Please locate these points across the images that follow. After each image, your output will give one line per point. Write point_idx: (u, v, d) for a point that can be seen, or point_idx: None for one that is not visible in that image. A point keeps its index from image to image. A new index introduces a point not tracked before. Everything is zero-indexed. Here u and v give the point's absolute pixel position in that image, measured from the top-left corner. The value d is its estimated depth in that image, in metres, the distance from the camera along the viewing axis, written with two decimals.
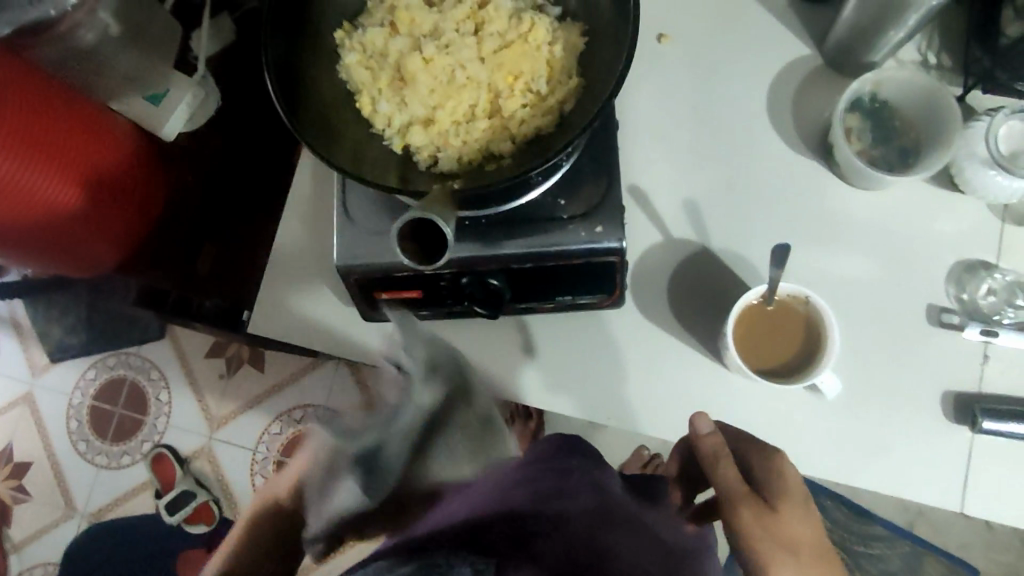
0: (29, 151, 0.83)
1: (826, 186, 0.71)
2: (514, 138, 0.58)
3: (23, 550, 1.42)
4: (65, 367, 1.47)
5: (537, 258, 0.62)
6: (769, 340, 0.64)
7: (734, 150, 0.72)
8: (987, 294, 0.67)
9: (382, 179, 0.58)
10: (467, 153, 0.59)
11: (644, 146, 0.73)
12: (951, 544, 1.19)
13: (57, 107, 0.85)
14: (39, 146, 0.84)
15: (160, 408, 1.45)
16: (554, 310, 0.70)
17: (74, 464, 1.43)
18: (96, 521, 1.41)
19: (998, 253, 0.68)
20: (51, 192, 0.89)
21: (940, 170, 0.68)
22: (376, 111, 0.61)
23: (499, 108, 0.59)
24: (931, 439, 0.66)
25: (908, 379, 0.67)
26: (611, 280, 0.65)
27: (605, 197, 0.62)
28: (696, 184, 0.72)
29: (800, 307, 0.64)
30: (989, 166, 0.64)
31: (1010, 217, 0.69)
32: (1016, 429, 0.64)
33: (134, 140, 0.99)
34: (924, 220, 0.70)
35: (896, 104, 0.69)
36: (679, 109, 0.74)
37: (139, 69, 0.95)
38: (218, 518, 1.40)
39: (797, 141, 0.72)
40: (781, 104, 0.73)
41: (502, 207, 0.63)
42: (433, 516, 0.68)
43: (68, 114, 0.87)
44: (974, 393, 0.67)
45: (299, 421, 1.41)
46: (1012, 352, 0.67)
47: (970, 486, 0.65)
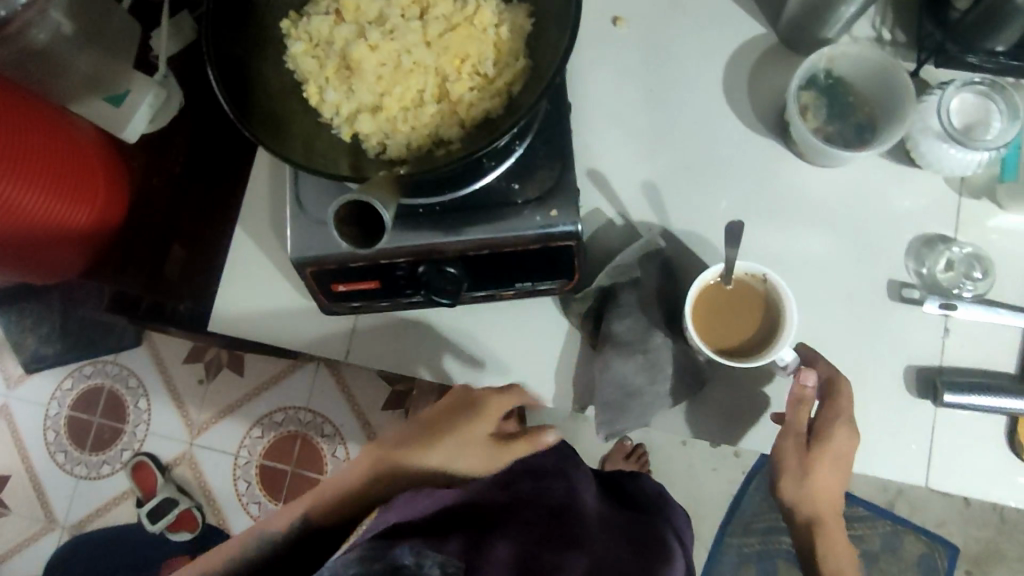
0: None
1: (784, 164, 0.71)
2: (462, 122, 0.58)
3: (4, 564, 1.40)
4: (40, 379, 1.44)
5: (492, 244, 0.62)
6: (727, 320, 0.64)
7: (692, 132, 0.72)
8: (946, 268, 0.67)
9: (332, 169, 0.57)
10: (416, 140, 0.58)
11: (602, 130, 0.73)
12: (930, 522, 1.18)
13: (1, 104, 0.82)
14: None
15: (139, 416, 1.43)
16: (514, 296, 0.70)
17: (53, 475, 1.41)
18: (78, 532, 1.39)
19: (955, 227, 0.69)
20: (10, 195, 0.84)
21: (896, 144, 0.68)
22: (323, 100, 0.60)
23: (447, 93, 0.59)
24: (895, 414, 0.66)
25: (870, 355, 0.67)
26: (569, 265, 0.65)
27: (559, 180, 0.62)
28: (656, 167, 0.72)
29: (759, 286, 0.64)
30: (943, 140, 0.65)
31: (967, 190, 0.69)
32: (979, 401, 0.64)
33: (86, 139, 0.96)
34: (884, 196, 0.70)
35: (850, 80, 0.70)
36: (638, 92, 0.73)
37: (98, 71, 0.93)
38: (201, 525, 1.38)
39: (754, 121, 0.72)
40: (737, 84, 0.73)
41: (454, 193, 0.62)
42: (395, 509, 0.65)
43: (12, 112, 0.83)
44: (935, 367, 0.67)
45: (280, 423, 1.40)
46: (973, 325, 0.67)
47: (935, 460, 0.65)
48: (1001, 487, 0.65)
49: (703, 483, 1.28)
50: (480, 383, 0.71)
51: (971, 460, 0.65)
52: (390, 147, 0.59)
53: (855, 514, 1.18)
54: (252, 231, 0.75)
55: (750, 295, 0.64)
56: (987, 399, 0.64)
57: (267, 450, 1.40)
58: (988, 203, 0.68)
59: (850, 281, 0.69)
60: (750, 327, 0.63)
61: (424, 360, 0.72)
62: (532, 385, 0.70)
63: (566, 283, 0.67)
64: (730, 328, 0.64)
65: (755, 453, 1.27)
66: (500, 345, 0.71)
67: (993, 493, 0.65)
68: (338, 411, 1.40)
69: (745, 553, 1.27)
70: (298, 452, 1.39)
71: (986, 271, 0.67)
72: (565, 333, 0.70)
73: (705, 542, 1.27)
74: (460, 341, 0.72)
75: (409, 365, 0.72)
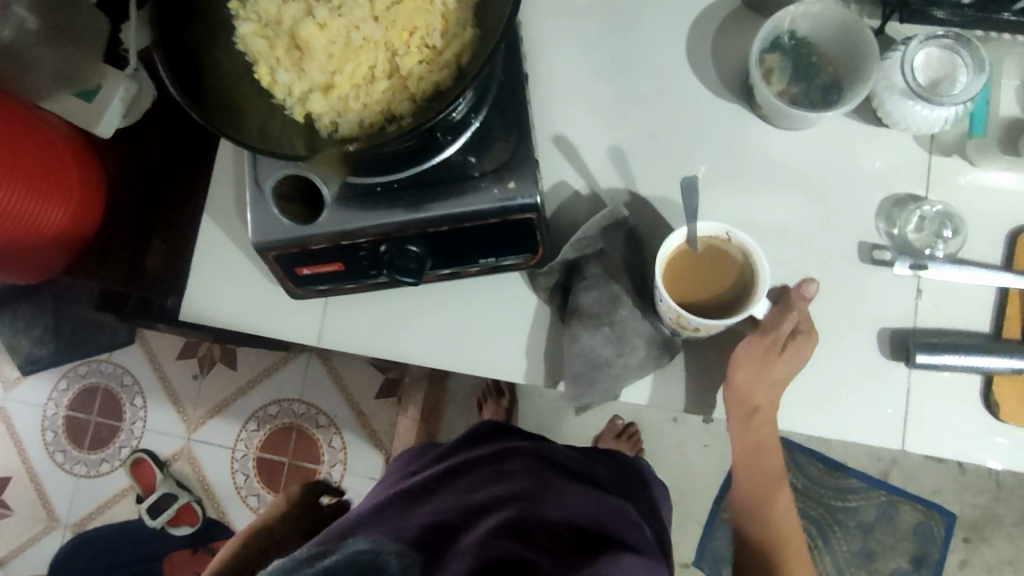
0: None
1: (751, 129, 0.70)
2: (413, 96, 0.57)
3: (11, 563, 1.41)
4: (36, 380, 1.44)
5: (452, 220, 0.61)
6: (699, 285, 0.62)
7: (657, 101, 0.71)
8: (917, 228, 0.66)
9: (285, 149, 0.56)
10: (368, 116, 0.58)
11: (567, 103, 0.71)
12: (925, 490, 1.17)
13: None
14: None
15: (136, 414, 1.43)
16: (480, 273, 0.69)
17: (54, 475, 1.42)
18: (81, 530, 1.41)
19: (926, 186, 0.67)
20: None
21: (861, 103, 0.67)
22: (275, 81, 0.59)
23: (397, 68, 0.58)
24: (870, 378, 0.66)
25: (843, 320, 0.67)
26: (532, 238, 0.64)
27: (516, 152, 0.62)
28: (621, 138, 0.71)
29: (730, 247, 0.62)
30: (908, 97, 0.63)
31: (936, 148, 0.68)
32: (951, 362, 0.63)
33: (60, 135, 0.94)
34: (854, 158, 0.68)
35: (814, 40, 0.68)
36: (601, 63, 0.72)
37: (69, 66, 0.91)
38: (202, 519, 1.39)
39: (718, 86, 0.71)
40: (701, 50, 0.71)
41: (412, 170, 0.61)
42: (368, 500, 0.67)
43: None
44: (908, 328, 0.66)
45: (274, 416, 1.40)
46: (945, 284, 0.66)
47: (911, 423, 0.65)
48: (977, 447, 0.64)
49: (698, 459, 1.27)
50: (451, 362, 0.70)
51: (947, 421, 0.64)
52: (342, 126, 0.58)
53: (851, 486, 1.18)
54: (220, 218, 0.75)
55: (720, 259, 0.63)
56: (961, 358, 0.63)
57: (264, 442, 1.40)
58: (960, 160, 0.67)
59: (822, 245, 0.68)
60: (723, 291, 0.62)
61: (397, 342, 0.71)
62: (504, 361, 0.70)
63: (530, 258, 0.67)
64: (703, 293, 0.62)
65: None
66: (472, 324, 0.70)
67: (970, 454, 0.64)
68: (331, 401, 1.39)
69: None
70: (294, 444, 1.39)
71: (957, 229, 0.66)
72: (535, 310, 0.70)
73: (702, 518, 1.27)
74: (429, 321, 0.71)
75: (382, 348, 0.71)
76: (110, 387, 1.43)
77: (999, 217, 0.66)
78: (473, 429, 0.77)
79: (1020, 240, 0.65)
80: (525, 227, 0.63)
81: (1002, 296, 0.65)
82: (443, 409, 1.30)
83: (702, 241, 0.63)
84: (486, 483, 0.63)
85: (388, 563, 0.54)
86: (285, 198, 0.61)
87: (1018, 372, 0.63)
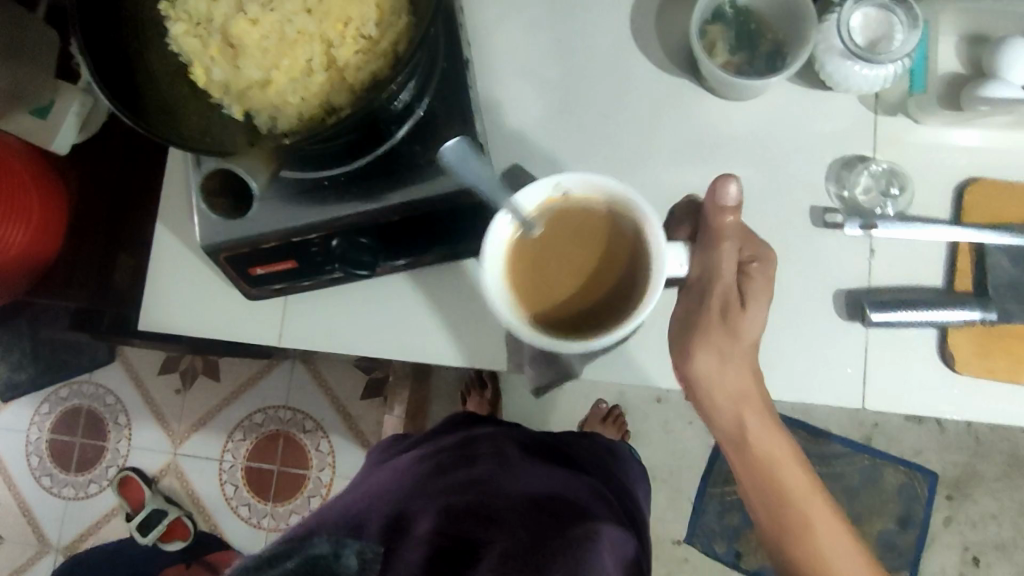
0: None
1: (698, 102, 0.70)
2: (352, 87, 0.57)
3: None
4: (17, 406, 1.42)
5: (401, 210, 0.61)
6: (558, 267, 0.54)
7: (603, 79, 0.71)
8: (865, 188, 0.67)
9: (225, 148, 0.56)
10: (308, 110, 0.57)
11: (514, 87, 0.71)
12: (908, 452, 1.18)
13: None
14: None
15: (120, 432, 1.41)
16: (437, 261, 0.69)
17: (41, 500, 1.40)
18: (73, 553, 1.39)
19: (873, 146, 0.68)
20: None
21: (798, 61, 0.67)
22: (211, 81, 0.58)
23: (334, 60, 0.57)
24: (830, 340, 0.66)
25: (799, 285, 0.67)
26: (483, 223, 0.64)
27: (461, 138, 0.61)
28: (571, 118, 0.71)
29: (563, 203, 0.54)
30: (848, 58, 0.64)
31: (881, 108, 0.68)
32: (906, 318, 0.64)
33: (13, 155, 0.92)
34: (801, 123, 0.69)
35: (754, 7, 0.68)
36: (546, 44, 0.72)
37: (26, 84, 0.85)
38: (194, 532, 1.38)
39: (663, 60, 0.71)
40: (644, 25, 0.71)
41: (358, 162, 0.61)
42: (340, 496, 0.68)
43: None
44: (863, 288, 0.66)
45: (260, 424, 1.39)
46: (897, 242, 0.67)
47: (872, 382, 0.65)
48: (937, 400, 0.65)
49: (683, 436, 1.28)
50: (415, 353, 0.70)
51: (905, 377, 0.65)
52: (281, 121, 0.58)
53: (833, 452, 1.18)
54: (177, 225, 0.74)
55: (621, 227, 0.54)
56: (914, 314, 0.63)
57: (251, 451, 1.39)
58: (904, 119, 0.68)
59: (777, 212, 0.68)
60: (622, 256, 0.53)
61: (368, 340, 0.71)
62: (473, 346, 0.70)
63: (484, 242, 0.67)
64: (581, 277, 0.53)
65: None
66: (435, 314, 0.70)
67: (929, 408, 0.65)
68: (316, 405, 1.39)
69: (729, 501, 1.28)
70: (281, 451, 1.39)
71: (902, 187, 0.67)
72: None
73: (692, 495, 1.28)
74: (390, 313, 0.71)
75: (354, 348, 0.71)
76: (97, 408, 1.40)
77: (945, 172, 0.67)
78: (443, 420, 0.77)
79: (966, 194, 0.66)
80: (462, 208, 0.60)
81: (953, 250, 0.66)
82: (426, 405, 1.29)
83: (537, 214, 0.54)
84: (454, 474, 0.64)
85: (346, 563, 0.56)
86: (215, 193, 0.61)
87: (971, 323, 0.63)
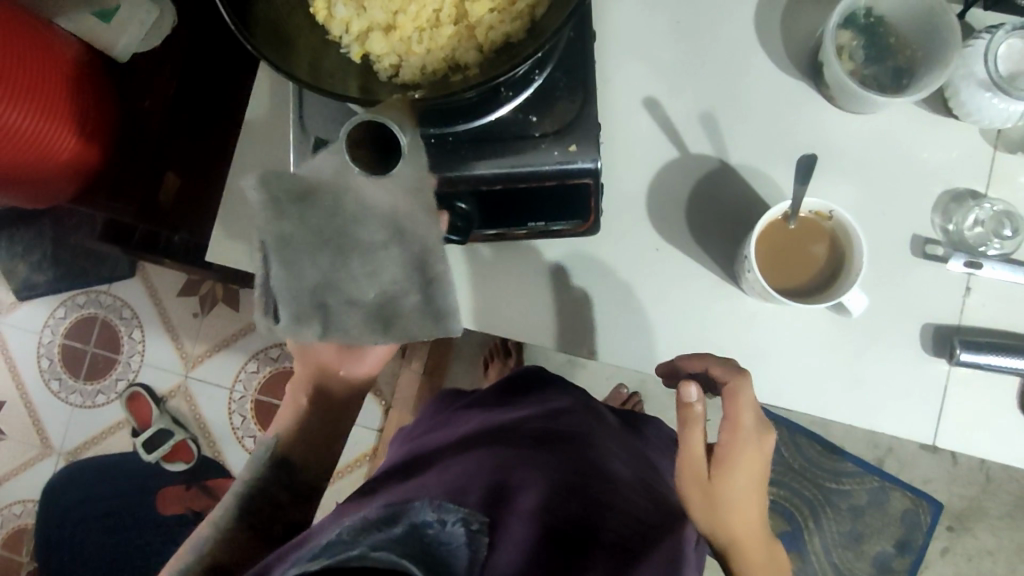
0: (20, 94, 0.79)
1: (816, 110, 0.67)
2: (481, 45, 0.54)
3: (18, 476, 1.39)
4: (35, 306, 1.40)
5: (508, 180, 0.59)
6: (791, 242, 0.62)
7: (719, 67, 0.68)
8: (974, 225, 0.65)
9: (344, 90, 0.52)
10: (432, 63, 0.55)
11: (623, 65, 0.68)
12: None
13: (49, 44, 0.82)
14: (32, 92, 0.80)
15: (133, 347, 1.40)
16: (525, 236, 0.66)
17: (49, 403, 1.40)
18: (74, 459, 1.38)
19: (987, 183, 0.66)
20: (42, 133, 0.84)
21: (934, 91, 0.64)
22: (332, 17, 0.56)
23: (465, 14, 0.55)
24: (911, 372, 0.66)
25: (889, 314, 0.66)
26: (584, 202, 0.63)
27: (580, 113, 0.59)
28: (680, 103, 0.68)
29: (825, 226, 0.62)
30: (986, 88, 0.62)
31: (1002, 143, 0.66)
32: (994, 361, 0.63)
33: (81, 62, 0.89)
34: (917, 147, 0.66)
35: (891, 21, 0.65)
36: (666, 23, 0.68)
37: None
38: (195, 456, 1.37)
39: (786, 61, 0.68)
40: (770, 21, 0.68)
41: (472, 125, 0.58)
42: (472, 465, 0.63)
43: (36, 53, 0.80)
44: (952, 326, 0.65)
45: (276, 359, 1.37)
46: (994, 284, 0.65)
47: (945, 418, 0.65)
48: (1015, 448, 0.65)
49: None
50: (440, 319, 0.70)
51: (977, 421, 0.65)
52: (403, 71, 0.55)
53: (847, 471, 1.35)
54: (242, 161, 0.71)
55: (654, 189, 0.68)
56: (1001, 360, 0.63)
57: (263, 385, 1.37)
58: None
59: (872, 235, 0.66)
60: (810, 265, 0.62)
61: (508, 318, 0.68)
62: (595, 331, 0.68)
63: (581, 223, 0.65)
64: (784, 262, 0.62)
65: None
66: (487, 268, 0.68)
67: (1004, 454, 0.65)
68: None
69: None
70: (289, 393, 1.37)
71: (1016, 228, 0.65)
72: (571, 274, 0.68)
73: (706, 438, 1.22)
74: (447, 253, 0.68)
75: (464, 305, 0.69)
76: (179, 282, 1.40)
77: None
78: (538, 458, 0.63)
79: None
80: (590, 154, 0.59)
81: None
82: (447, 367, 1.36)
83: (817, 217, 0.62)
84: (483, 415, 0.77)
85: (455, 516, 0.54)
86: (358, 145, 0.46)
87: None
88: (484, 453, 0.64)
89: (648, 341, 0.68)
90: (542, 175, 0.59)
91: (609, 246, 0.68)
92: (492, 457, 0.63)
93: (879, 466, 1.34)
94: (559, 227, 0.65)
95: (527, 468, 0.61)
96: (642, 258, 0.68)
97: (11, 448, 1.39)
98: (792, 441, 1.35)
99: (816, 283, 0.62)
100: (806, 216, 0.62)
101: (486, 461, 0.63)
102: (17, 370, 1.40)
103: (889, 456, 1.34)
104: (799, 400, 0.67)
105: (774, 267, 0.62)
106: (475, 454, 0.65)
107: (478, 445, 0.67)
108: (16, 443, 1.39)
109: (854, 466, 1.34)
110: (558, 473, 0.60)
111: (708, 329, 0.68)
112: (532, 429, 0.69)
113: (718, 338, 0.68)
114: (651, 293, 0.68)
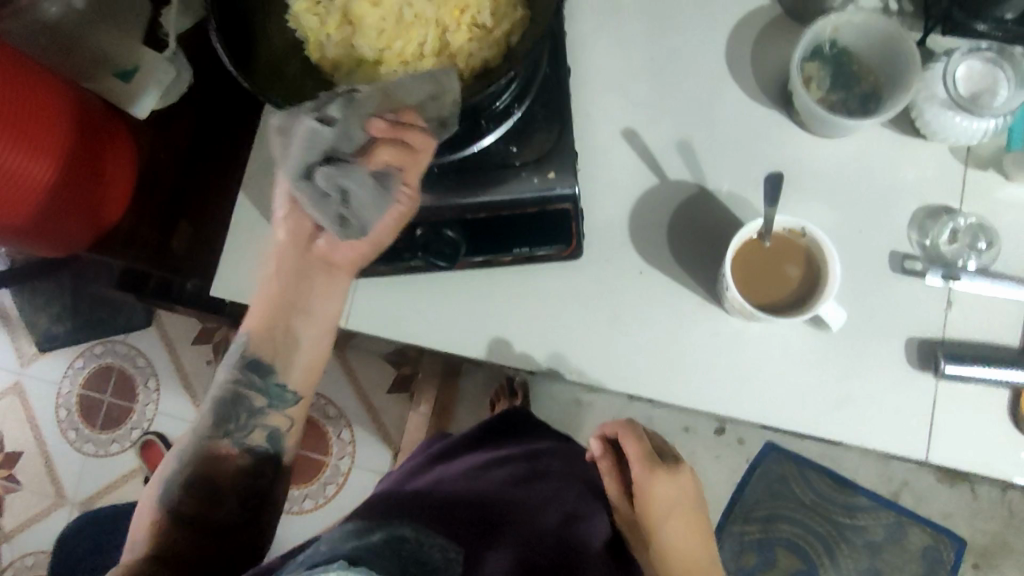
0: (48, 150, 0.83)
1: (789, 136, 0.70)
2: (462, 74, 0.58)
3: (31, 527, 1.40)
4: (54, 357, 1.44)
5: (491, 207, 0.62)
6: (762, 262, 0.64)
7: (694, 100, 0.71)
8: (950, 240, 0.67)
9: None
10: None
11: (603, 100, 0.72)
12: None
13: (76, 103, 0.88)
14: (59, 148, 0.85)
15: (148, 395, 1.43)
16: (510, 263, 0.69)
17: (65, 452, 1.42)
18: (87, 508, 1.40)
19: (960, 198, 0.68)
20: (65, 185, 0.89)
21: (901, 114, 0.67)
22: (323, 56, 0.60)
23: (446, 46, 0.59)
24: (899, 387, 0.66)
25: (872, 330, 0.67)
26: (567, 227, 0.66)
27: (558, 143, 0.62)
28: (658, 135, 0.71)
29: (800, 243, 0.64)
30: (948, 108, 0.64)
31: (972, 160, 0.68)
32: (979, 372, 0.64)
33: (104, 119, 0.94)
34: (889, 166, 0.69)
35: (856, 44, 0.68)
36: (642, 61, 0.72)
37: (108, 45, 0.89)
38: None
39: (758, 90, 0.71)
40: (740, 56, 0.72)
41: (457, 155, 0.61)
42: (451, 501, 0.64)
43: (65, 111, 0.85)
44: (937, 339, 0.66)
45: None
46: (974, 296, 0.67)
47: (936, 431, 0.65)
48: (1009, 461, 0.65)
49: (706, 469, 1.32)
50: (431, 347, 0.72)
51: (969, 433, 0.65)
52: None
53: (861, 506, 1.31)
54: (245, 202, 0.75)
55: (637, 215, 0.71)
56: (987, 370, 0.64)
57: None
58: (993, 174, 0.68)
59: (852, 253, 0.68)
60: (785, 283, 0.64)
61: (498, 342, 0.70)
62: (584, 353, 0.70)
63: (564, 248, 0.67)
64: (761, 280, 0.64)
65: (760, 440, 1.32)
66: (478, 296, 0.71)
67: (999, 467, 0.65)
68: (345, 397, 1.41)
69: (745, 541, 1.31)
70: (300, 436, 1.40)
71: (990, 241, 0.67)
72: (559, 298, 0.70)
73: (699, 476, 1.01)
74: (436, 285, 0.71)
75: (455, 333, 0.71)
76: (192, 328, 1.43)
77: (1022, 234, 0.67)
78: (518, 502, 0.64)
79: None
80: (570, 181, 0.62)
81: None
82: (452, 410, 1.35)
83: (787, 236, 0.64)
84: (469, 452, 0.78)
85: (434, 552, 0.55)
86: None
87: None
88: (464, 492, 0.66)
89: (636, 363, 0.69)
90: (524, 202, 0.62)
91: (595, 272, 0.70)
92: (473, 497, 0.64)
93: (894, 499, 1.31)
94: (544, 252, 0.67)
95: (507, 514, 0.62)
96: (628, 282, 0.70)
97: (25, 499, 1.41)
98: (803, 476, 1.32)
99: (794, 297, 0.63)
100: (778, 236, 0.64)
101: (467, 499, 0.64)
102: (35, 420, 1.43)
103: (905, 489, 1.31)
104: (788, 418, 0.67)
105: (756, 285, 0.64)
106: (454, 491, 0.66)
107: (457, 483, 0.68)
108: (32, 494, 1.41)
109: (868, 499, 1.31)
110: (538, 522, 0.62)
111: (694, 350, 0.69)
112: (518, 466, 0.71)
113: (702, 359, 0.69)
114: (637, 316, 0.69)
